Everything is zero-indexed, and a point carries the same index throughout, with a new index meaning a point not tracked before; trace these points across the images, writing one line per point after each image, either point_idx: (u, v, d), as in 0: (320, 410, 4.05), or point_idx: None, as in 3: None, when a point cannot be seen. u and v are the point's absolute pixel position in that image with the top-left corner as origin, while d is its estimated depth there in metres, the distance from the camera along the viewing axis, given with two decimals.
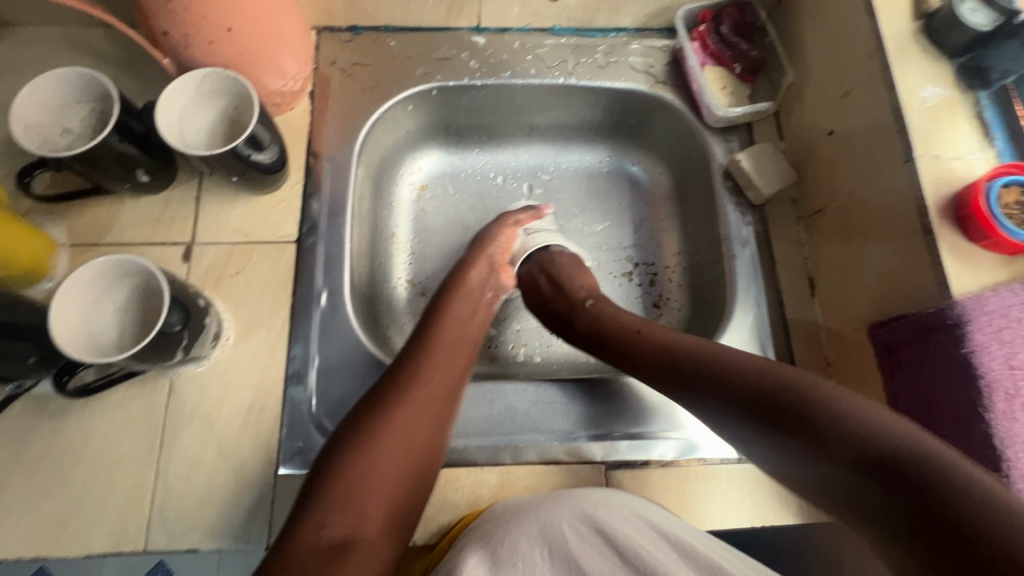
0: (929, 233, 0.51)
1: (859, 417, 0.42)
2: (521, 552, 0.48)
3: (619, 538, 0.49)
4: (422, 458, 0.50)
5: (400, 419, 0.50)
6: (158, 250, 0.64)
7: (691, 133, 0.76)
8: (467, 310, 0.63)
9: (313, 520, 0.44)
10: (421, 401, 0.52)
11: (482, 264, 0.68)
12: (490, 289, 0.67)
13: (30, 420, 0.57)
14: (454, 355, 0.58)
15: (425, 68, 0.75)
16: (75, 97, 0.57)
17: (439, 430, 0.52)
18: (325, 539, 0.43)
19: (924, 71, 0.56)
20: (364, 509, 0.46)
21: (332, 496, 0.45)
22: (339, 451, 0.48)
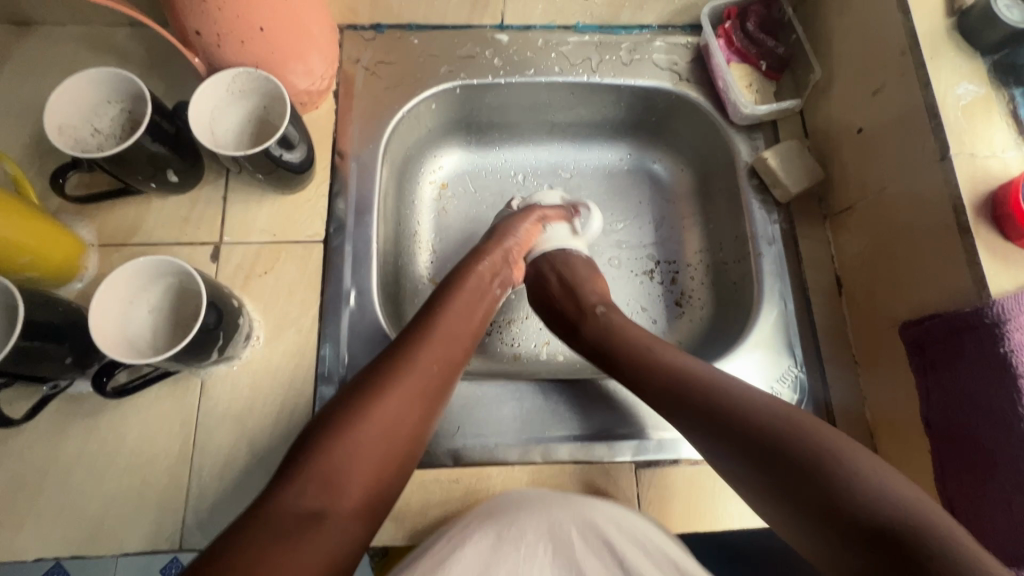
0: (965, 232, 0.51)
1: (867, 485, 0.45)
2: (528, 548, 0.55)
3: (620, 553, 0.54)
4: (405, 442, 0.52)
5: (389, 404, 0.52)
6: (187, 250, 0.64)
7: (715, 130, 0.76)
8: (471, 298, 0.64)
9: (291, 490, 0.46)
10: (412, 388, 0.54)
11: (497, 255, 0.68)
12: (501, 283, 0.68)
13: (64, 420, 0.58)
14: (451, 342, 0.59)
15: (448, 67, 0.75)
16: (104, 97, 0.57)
17: (425, 419, 0.54)
18: (302, 508, 0.45)
19: (959, 68, 0.56)
20: (342, 484, 0.48)
21: (314, 468, 0.47)
22: (328, 426, 0.50)
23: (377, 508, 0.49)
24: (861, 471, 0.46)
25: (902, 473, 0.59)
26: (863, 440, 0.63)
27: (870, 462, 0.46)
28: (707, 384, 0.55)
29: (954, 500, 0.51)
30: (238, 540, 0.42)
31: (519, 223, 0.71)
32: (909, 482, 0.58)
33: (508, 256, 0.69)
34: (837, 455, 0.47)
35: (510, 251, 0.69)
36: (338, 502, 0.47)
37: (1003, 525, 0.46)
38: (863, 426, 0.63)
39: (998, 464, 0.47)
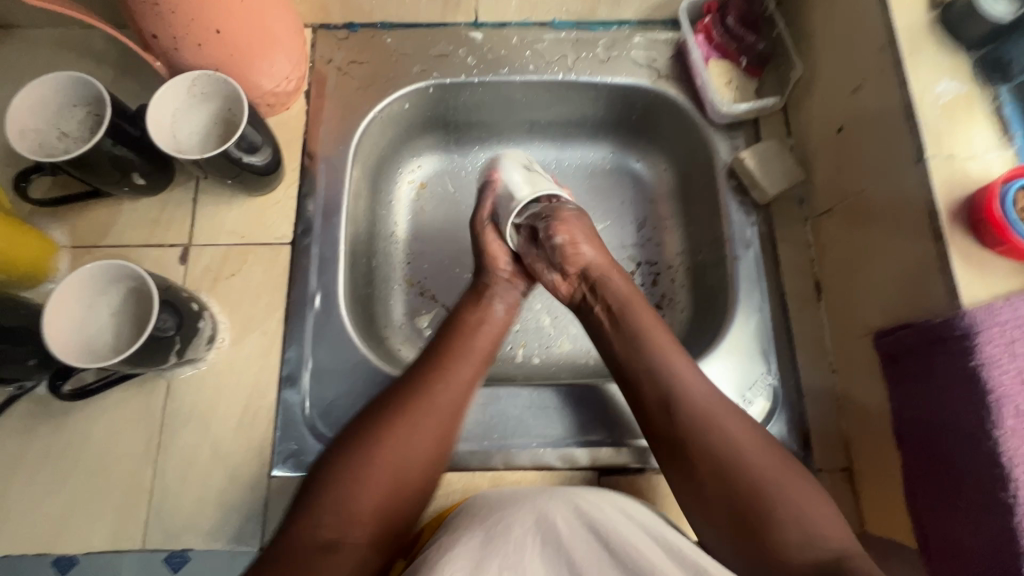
0: (939, 238, 0.49)
1: (817, 530, 0.46)
2: (515, 533, 0.47)
3: (608, 532, 0.47)
4: (421, 469, 0.51)
5: (399, 433, 0.51)
6: (156, 251, 0.65)
7: (694, 129, 0.74)
8: (475, 322, 0.62)
9: (307, 522, 0.46)
10: (423, 415, 0.52)
11: (493, 273, 0.65)
12: (501, 300, 0.64)
13: (33, 419, 0.59)
14: (462, 363, 0.57)
15: (421, 66, 0.74)
16: (70, 101, 0.58)
17: (440, 445, 0.52)
18: (318, 539, 0.46)
19: (940, 64, 0.53)
20: (355, 514, 0.47)
21: (327, 500, 0.47)
22: (340, 456, 0.50)
23: (392, 536, 0.48)
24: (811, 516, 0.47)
25: (874, 485, 0.57)
26: (839, 452, 0.61)
27: (816, 507, 0.47)
28: (701, 419, 0.52)
29: (922, 516, 0.49)
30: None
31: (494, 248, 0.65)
32: (881, 495, 0.56)
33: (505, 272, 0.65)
34: (797, 498, 0.47)
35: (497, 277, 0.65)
36: (353, 531, 0.47)
37: (968, 545, 0.45)
38: (838, 436, 0.61)
39: (965, 482, 0.45)
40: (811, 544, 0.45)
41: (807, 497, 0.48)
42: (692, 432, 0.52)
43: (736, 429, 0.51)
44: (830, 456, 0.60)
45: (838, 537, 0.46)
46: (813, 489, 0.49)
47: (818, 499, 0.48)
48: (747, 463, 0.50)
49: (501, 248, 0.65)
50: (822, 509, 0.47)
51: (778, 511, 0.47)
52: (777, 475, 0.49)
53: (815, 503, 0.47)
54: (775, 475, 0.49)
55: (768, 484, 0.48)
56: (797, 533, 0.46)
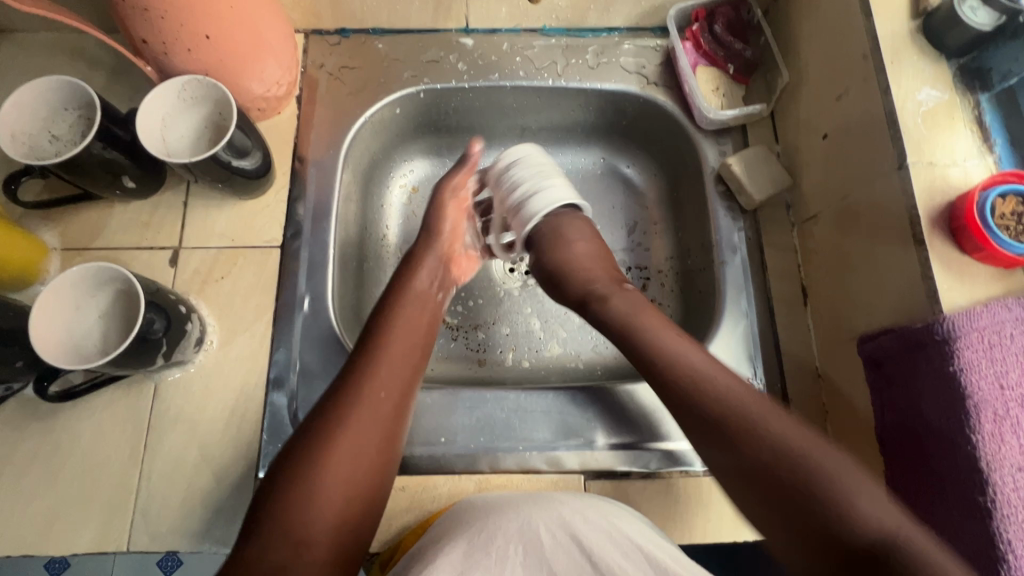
0: (920, 244, 0.49)
1: (861, 515, 0.41)
2: (496, 545, 0.47)
3: (594, 552, 0.47)
4: (368, 480, 0.49)
5: (343, 445, 0.48)
6: (146, 254, 0.65)
7: (682, 135, 0.74)
8: (420, 317, 0.60)
9: (256, 547, 0.43)
10: (365, 424, 0.50)
11: (433, 258, 0.65)
12: (440, 287, 0.64)
13: (21, 421, 0.59)
14: (403, 366, 0.55)
15: (412, 71, 0.74)
16: (62, 105, 0.58)
17: (385, 452, 0.50)
18: (269, 565, 0.43)
19: (922, 72, 0.53)
20: (308, 534, 0.45)
21: (276, 523, 0.44)
22: (284, 476, 0.47)
23: (351, 549, 0.47)
24: (856, 503, 0.42)
25: None
26: None
27: (867, 490, 0.42)
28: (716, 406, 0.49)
29: None
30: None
31: (450, 212, 0.68)
32: None
33: (445, 255, 0.66)
34: (835, 483, 0.43)
35: (448, 251, 0.66)
36: (305, 553, 0.44)
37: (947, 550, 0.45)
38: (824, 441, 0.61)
39: (944, 487, 0.46)
40: (853, 532, 0.41)
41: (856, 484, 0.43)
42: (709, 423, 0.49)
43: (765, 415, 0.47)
44: None
45: (881, 522, 0.41)
46: (861, 473, 0.44)
47: (865, 482, 0.43)
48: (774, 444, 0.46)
49: (455, 233, 0.68)
50: (867, 490, 0.43)
51: (816, 497, 0.43)
52: (810, 454, 0.45)
53: (859, 487, 0.42)
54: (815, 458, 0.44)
55: (802, 473, 0.44)
56: (842, 522, 0.42)
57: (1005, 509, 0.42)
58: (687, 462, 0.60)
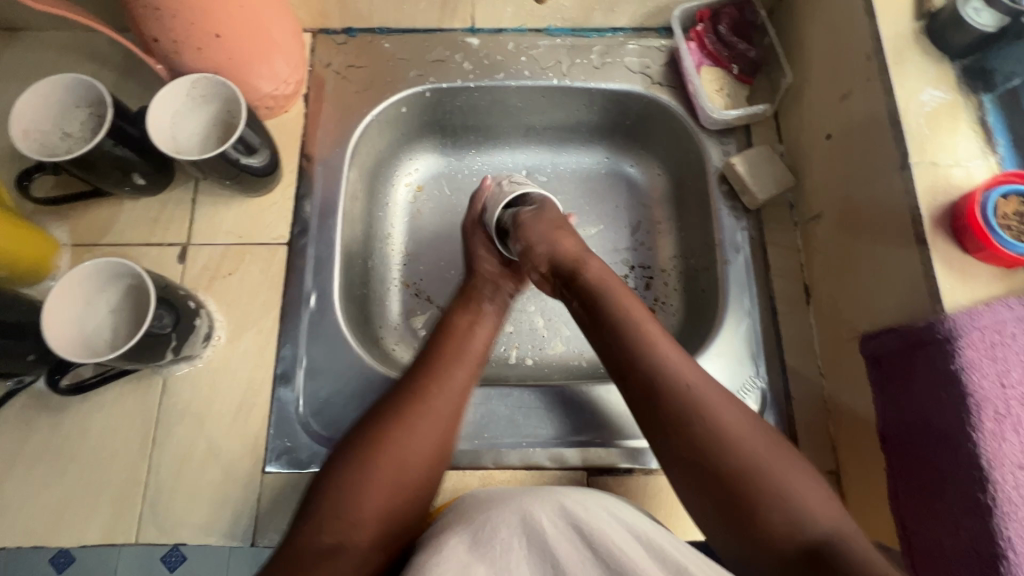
0: (922, 243, 0.49)
1: (801, 513, 0.45)
2: (500, 536, 0.46)
3: (593, 533, 0.46)
4: (422, 472, 0.51)
5: (399, 438, 0.51)
6: (155, 250, 0.66)
7: (686, 135, 0.75)
8: (468, 321, 0.63)
9: (309, 527, 0.47)
10: (422, 417, 0.52)
11: (485, 267, 0.69)
12: (491, 301, 0.66)
13: (32, 414, 0.60)
14: (460, 367, 0.57)
15: (418, 70, 0.75)
16: (74, 102, 0.59)
17: (440, 447, 0.52)
18: (320, 545, 0.46)
19: (925, 73, 0.54)
20: (357, 519, 0.47)
21: (329, 505, 0.47)
22: (342, 462, 0.50)
23: (399, 540, 0.49)
24: (798, 498, 0.45)
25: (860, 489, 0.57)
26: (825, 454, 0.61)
27: (806, 487, 0.46)
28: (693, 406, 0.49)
29: (904, 518, 0.50)
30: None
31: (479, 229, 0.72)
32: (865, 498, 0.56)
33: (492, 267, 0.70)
34: (778, 477, 0.46)
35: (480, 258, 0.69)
36: (355, 536, 0.47)
37: (948, 546, 0.45)
38: (826, 439, 0.62)
39: (945, 484, 0.46)
40: (797, 526, 0.44)
41: (800, 480, 0.46)
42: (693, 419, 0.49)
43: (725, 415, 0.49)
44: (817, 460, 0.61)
45: (825, 519, 0.45)
46: (802, 469, 0.47)
47: (808, 478, 0.47)
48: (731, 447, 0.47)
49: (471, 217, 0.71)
50: (807, 488, 0.46)
51: (765, 497, 0.45)
52: (760, 457, 0.47)
53: (801, 483, 0.46)
54: (757, 455, 0.47)
55: (749, 467, 0.47)
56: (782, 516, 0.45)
57: (1005, 506, 0.42)
58: None
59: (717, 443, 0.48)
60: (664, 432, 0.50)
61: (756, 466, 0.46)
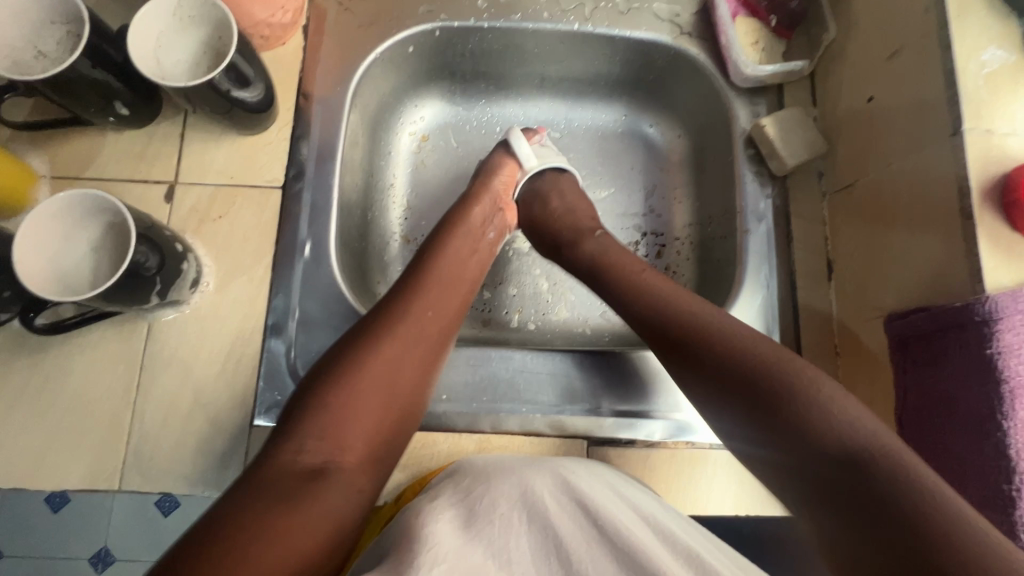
0: (968, 218, 0.46)
1: (841, 431, 0.41)
2: (500, 511, 0.44)
3: (599, 511, 0.44)
4: (407, 397, 0.49)
5: (387, 355, 0.49)
6: (141, 187, 0.62)
7: (714, 94, 0.70)
8: (467, 249, 0.59)
9: (290, 447, 0.43)
10: (407, 342, 0.50)
11: (489, 202, 0.63)
12: (493, 228, 0.63)
13: (9, 354, 0.57)
14: (449, 291, 0.55)
15: (427, 6, 0.69)
16: (48, 18, 0.53)
17: (423, 371, 0.50)
18: (302, 465, 0.43)
19: (988, 30, 0.49)
20: (342, 438, 0.45)
21: (311, 424, 0.44)
22: (323, 380, 0.47)
23: (384, 465, 0.47)
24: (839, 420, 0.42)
25: None
26: None
27: (850, 408, 0.43)
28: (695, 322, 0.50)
29: None
30: (245, 502, 0.40)
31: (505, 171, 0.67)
32: None
33: (497, 202, 0.64)
34: (811, 384, 0.44)
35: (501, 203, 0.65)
36: (341, 455, 0.44)
37: None
38: None
39: (964, 471, 0.44)
40: (829, 444, 0.41)
41: (839, 405, 0.43)
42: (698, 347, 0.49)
43: (743, 335, 0.48)
44: None
45: (867, 434, 0.41)
46: (836, 388, 0.44)
47: (847, 400, 0.43)
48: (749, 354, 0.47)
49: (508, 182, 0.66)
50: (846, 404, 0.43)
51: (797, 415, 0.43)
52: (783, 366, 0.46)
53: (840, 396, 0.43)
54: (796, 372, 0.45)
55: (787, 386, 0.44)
56: (813, 430, 0.42)
57: None
58: (694, 434, 0.58)
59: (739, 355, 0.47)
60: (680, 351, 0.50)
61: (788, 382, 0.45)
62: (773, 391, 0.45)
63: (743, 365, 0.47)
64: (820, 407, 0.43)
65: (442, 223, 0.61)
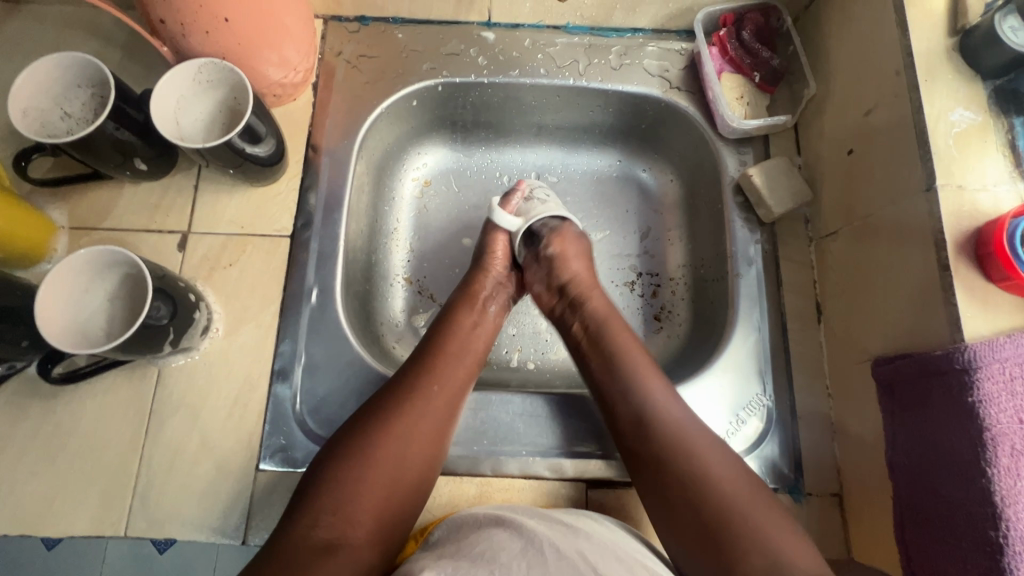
0: (945, 269, 0.48)
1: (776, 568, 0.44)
2: (501, 561, 0.45)
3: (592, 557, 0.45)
4: (416, 472, 0.51)
5: (396, 431, 0.50)
6: (155, 237, 0.64)
7: (704, 143, 0.73)
8: (473, 320, 0.62)
9: (305, 521, 0.46)
10: (419, 416, 0.52)
11: (492, 275, 0.66)
12: (496, 302, 0.65)
13: (23, 400, 0.58)
14: (457, 364, 0.57)
15: (430, 64, 0.73)
16: (74, 82, 0.57)
17: (434, 446, 0.52)
18: (315, 539, 0.45)
19: (955, 92, 0.52)
20: (353, 514, 0.47)
21: (325, 500, 0.47)
22: (335, 456, 0.49)
23: (392, 535, 0.48)
24: (782, 553, 0.44)
25: (864, 517, 0.56)
26: (830, 476, 0.60)
27: (793, 544, 0.45)
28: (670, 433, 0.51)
29: (910, 547, 0.49)
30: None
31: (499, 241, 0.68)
32: (872, 521, 0.55)
33: (500, 274, 0.67)
34: (759, 526, 0.46)
35: (496, 271, 0.67)
36: (352, 533, 0.46)
37: None
38: (831, 461, 0.60)
39: (954, 517, 0.45)
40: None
41: (779, 531, 0.46)
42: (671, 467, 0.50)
43: (712, 459, 0.50)
44: (821, 483, 0.60)
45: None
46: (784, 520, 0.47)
47: (789, 530, 0.46)
48: (708, 480, 0.48)
49: (502, 253, 0.68)
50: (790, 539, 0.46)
51: (745, 544, 0.45)
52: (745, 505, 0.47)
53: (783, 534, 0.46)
54: (745, 495, 0.48)
55: (740, 513, 0.47)
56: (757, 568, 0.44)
57: (1016, 545, 0.41)
58: None
59: (705, 487, 0.48)
60: (654, 469, 0.51)
61: (746, 524, 0.46)
62: (722, 521, 0.46)
63: (714, 498, 0.47)
64: (769, 547, 0.45)
65: (455, 294, 0.65)
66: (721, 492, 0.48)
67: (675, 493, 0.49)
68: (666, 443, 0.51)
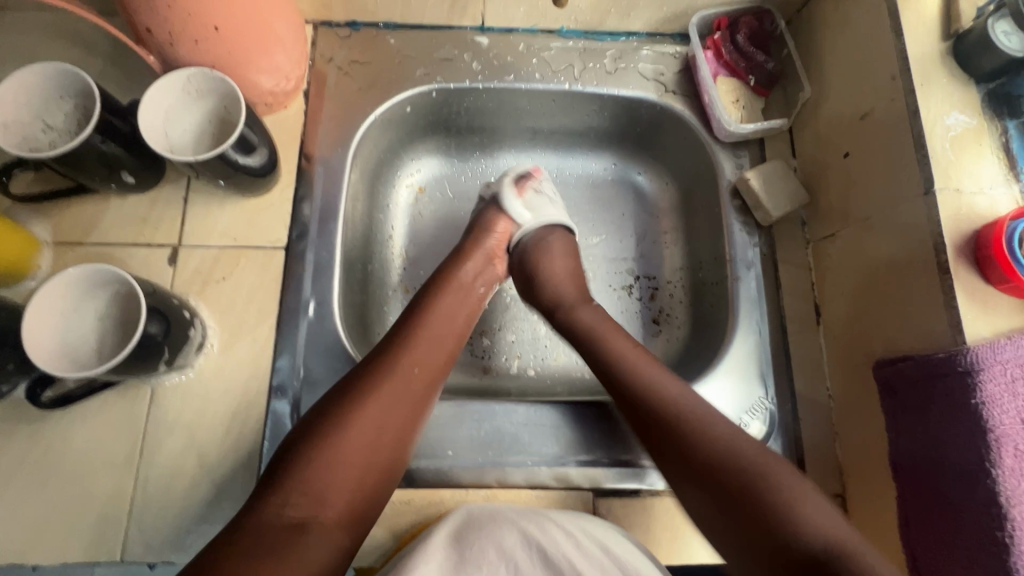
0: (945, 272, 0.49)
1: (811, 525, 0.44)
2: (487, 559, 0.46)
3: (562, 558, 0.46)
4: (390, 453, 0.50)
5: (374, 409, 0.50)
6: (144, 251, 0.62)
7: (700, 147, 0.73)
8: (456, 306, 0.61)
9: (274, 501, 0.44)
10: (393, 398, 0.51)
11: (479, 258, 0.65)
12: (483, 281, 0.65)
13: (9, 425, 0.56)
14: (433, 348, 0.56)
15: (424, 69, 0.72)
16: (57, 93, 0.55)
17: (405, 428, 0.52)
18: (285, 518, 0.44)
19: (950, 96, 0.53)
20: (324, 493, 0.46)
21: (298, 477, 0.46)
22: (309, 436, 0.48)
23: (362, 517, 0.48)
24: (807, 516, 0.45)
25: (868, 517, 0.57)
26: (832, 477, 0.60)
27: (814, 503, 0.46)
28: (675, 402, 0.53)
29: (915, 547, 0.49)
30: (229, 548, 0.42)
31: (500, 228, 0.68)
32: (876, 522, 0.56)
33: (490, 255, 0.66)
34: (784, 491, 0.46)
35: (495, 255, 0.67)
36: (321, 512, 0.45)
37: None
38: (834, 462, 0.61)
39: (959, 519, 0.45)
40: (800, 536, 0.44)
41: (806, 496, 0.46)
42: (682, 437, 0.51)
43: (720, 420, 0.51)
44: (825, 484, 0.60)
45: (827, 532, 0.44)
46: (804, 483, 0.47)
47: (817, 498, 0.46)
48: (719, 436, 0.50)
49: (502, 237, 0.68)
50: (813, 501, 0.46)
51: (769, 501, 0.46)
52: (765, 463, 0.48)
53: (812, 502, 0.46)
54: (774, 470, 0.48)
55: (761, 476, 0.47)
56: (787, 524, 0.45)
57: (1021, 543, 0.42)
58: None
59: (718, 444, 0.49)
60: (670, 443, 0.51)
61: (771, 485, 0.47)
62: (741, 475, 0.47)
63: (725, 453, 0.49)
64: (793, 504, 0.45)
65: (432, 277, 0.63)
66: (743, 454, 0.49)
67: (688, 460, 0.50)
68: (668, 411, 0.52)
